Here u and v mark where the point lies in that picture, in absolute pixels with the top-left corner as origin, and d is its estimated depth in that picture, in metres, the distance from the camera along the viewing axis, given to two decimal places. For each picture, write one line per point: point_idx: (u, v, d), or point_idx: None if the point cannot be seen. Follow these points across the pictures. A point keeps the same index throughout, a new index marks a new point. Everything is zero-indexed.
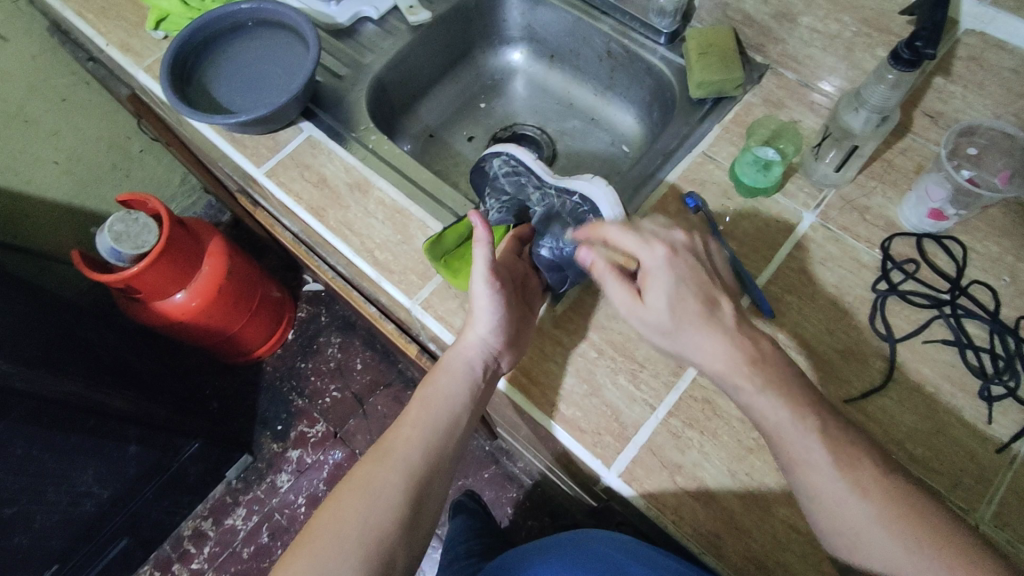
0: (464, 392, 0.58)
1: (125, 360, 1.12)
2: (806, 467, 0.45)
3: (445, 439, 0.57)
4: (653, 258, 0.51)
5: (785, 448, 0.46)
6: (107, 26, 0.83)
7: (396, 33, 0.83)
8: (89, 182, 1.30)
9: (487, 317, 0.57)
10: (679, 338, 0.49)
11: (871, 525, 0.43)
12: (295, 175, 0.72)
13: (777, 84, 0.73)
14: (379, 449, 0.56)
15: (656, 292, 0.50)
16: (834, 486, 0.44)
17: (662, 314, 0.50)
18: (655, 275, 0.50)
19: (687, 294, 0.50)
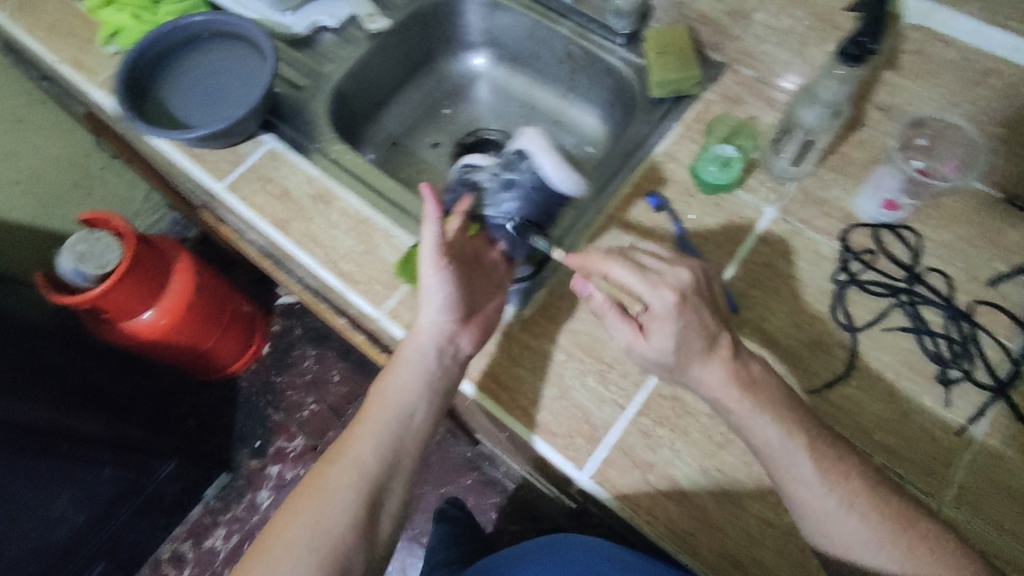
0: (419, 382, 0.57)
1: (99, 384, 1.08)
2: (787, 467, 0.49)
3: (402, 435, 0.56)
4: (660, 302, 0.51)
5: (768, 453, 0.50)
6: (58, 43, 0.81)
7: (354, 41, 0.82)
8: (50, 202, 1.26)
9: (437, 297, 0.57)
10: (682, 371, 0.52)
11: (844, 523, 0.47)
12: (257, 189, 0.71)
13: (735, 81, 0.73)
14: (335, 449, 0.55)
15: (661, 334, 0.51)
16: (813, 488, 0.48)
17: (666, 354, 0.52)
18: (663, 321, 0.51)
19: (692, 338, 0.51)
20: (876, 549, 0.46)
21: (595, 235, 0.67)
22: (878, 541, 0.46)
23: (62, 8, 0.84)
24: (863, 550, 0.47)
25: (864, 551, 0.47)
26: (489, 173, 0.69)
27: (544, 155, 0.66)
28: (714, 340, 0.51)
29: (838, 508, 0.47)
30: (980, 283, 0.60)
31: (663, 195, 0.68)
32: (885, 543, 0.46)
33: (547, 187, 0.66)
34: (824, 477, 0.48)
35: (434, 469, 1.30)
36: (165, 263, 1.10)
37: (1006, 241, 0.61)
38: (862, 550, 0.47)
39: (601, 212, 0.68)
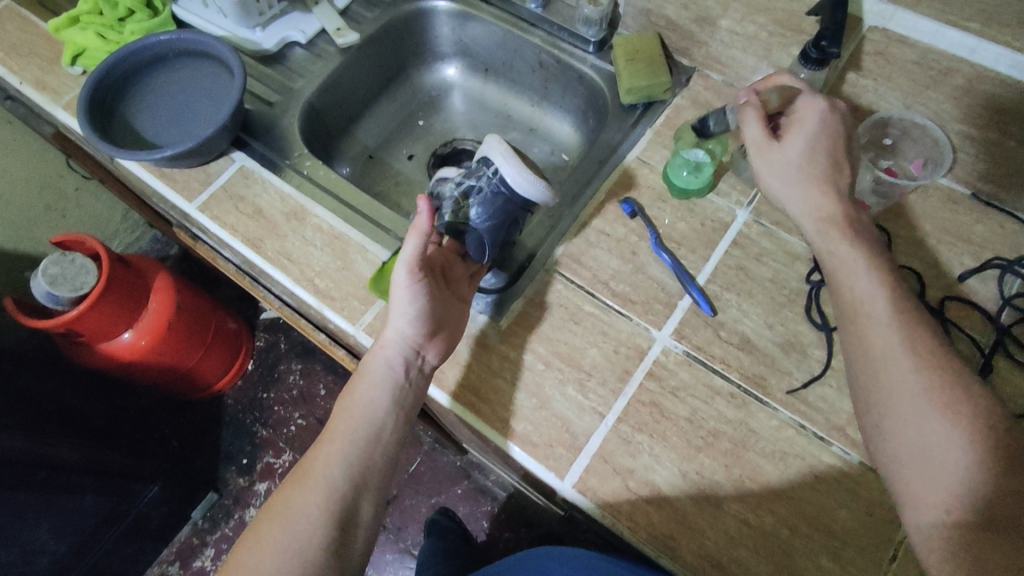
0: (386, 396, 0.56)
1: (74, 407, 1.07)
2: (864, 315, 0.50)
3: (369, 452, 0.55)
4: (807, 112, 0.57)
5: (854, 301, 0.51)
6: (20, 64, 0.80)
7: (325, 56, 0.82)
8: (22, 224, 1.24)
9: (407, 309, 0.57)
10: (790, 182, 0.56)
11: (905, 373, 0.46)
12: (229, 207, 0.71)
13: (705, 85, 0.73)
14: (299, 473, 0.54)
15: (796, 138, 0.56)
16: (887, 331, 0.48)
17: (793, 159, 0.56)
18: (803, 124, 0.56)
19: (821, 155, 0.55)
20: (923, 408, 0.45)
21: (571, 244, 0.66)
22: (924, 391, 0.45)
23: (24, 29, 0.83)
24: (902, 393, 0.46)
25: (906, 399, 0.46)
26: (452, 183, 0.66)
27: (507, 160, 0.62)
28: (842, 167, 0.56)
29: (901, 354, 0.47)
30: (950, 279, 0.61)
31: (636, 201, 0.68)
32: (936, 404, 0.45)
33: (511, 193, 0.63)
34: (900, 333, 0.48)
35: (424, 479, 1.30)
36: (143, 283, 1.09)
37: (974, 237, 0.62)
38: (907, 400, 0.46)
39: (576, 221, 0.67)
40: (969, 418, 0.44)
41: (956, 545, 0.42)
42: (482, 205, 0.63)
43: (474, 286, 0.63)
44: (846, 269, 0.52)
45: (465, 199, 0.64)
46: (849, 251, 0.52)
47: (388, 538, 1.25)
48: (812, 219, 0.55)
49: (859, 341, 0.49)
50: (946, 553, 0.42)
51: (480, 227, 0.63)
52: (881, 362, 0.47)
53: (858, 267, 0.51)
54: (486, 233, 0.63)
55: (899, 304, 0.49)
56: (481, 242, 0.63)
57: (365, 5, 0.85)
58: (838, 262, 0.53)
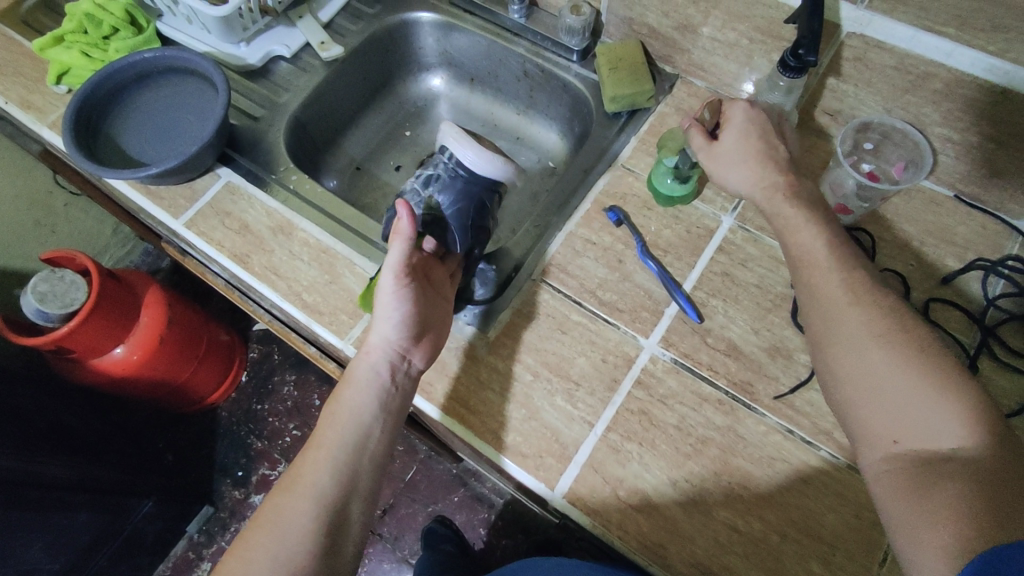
0: (373, 401, 0.56)
1: (65, 424, 1.06)
2: (813, 271, 0.51)
3: (358, 458, 0.55)
4: (736, 110, 0.60)
5: (803, 257, 0.52)
6: (4, 84, 0.80)
7: (310, 69, 0.82)
8: (12, 241, 1.24)
9: (393, 316, 0.57)
10: (733, 168, 0.58)
11: (848, 317, 0.47)
12: (215, 223, 0.70)
13: (688, 92, 0.75)
14: (286, 481, 0.53)
15: (729, 132, 0.59)
16: (834, 283, 0.49)
17: (732, 146, 0.58)
18: (732, 120, 0.60)
19: (756, 140, 0.58)
20: (866, 349, 0.46)
21: (558, 253, 0.67)
22: (868, 330, 0.46)
23: (9, 48, 0.83)
24: (842, 325, 0.47)
25: (850, 339, 0.47)
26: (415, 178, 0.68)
27: (459, 143, 0.66)
28: (777, 145, 0.58)
29: (845, 301, 0.48)
30: (934, 280, 0.61)
31: (621, 209, 0.68)
32: (880, 342, 0.45)
33: (473, 175, 0.66)
34: (841, 280, 0.49)
35: (421, 487, 1.29)
36: (133, 298, 1.08)
37: (956, 238, 0.63)
38: (852, 338, 0.46)
39: (562, 231, 0.68)
40: (918, 353, 0.44)
41: (905, 475, 0.42)
42: (444, 190, 0.66)
43: (454, 285, 0.64)
44: (786, 222, 0.54)
45: (427, 189, 0.67)
46: (797, 213, 0.54)
47: (384, 548, 1.25)
48: (755, 191, 0.57)
49: (809, 295, 0.50)
50: (894, 485, 0.42)
51: (447, 213, 0.66)
52: (825, 300, 0.49)
53: (804, 225, 0.53)
54: (454, 216, 0.65)
55: (846, 259, 0.50)
56: (450, 229, 0.66)
57: (349, 18, 0.85)
58: (783, 217, 0.54)
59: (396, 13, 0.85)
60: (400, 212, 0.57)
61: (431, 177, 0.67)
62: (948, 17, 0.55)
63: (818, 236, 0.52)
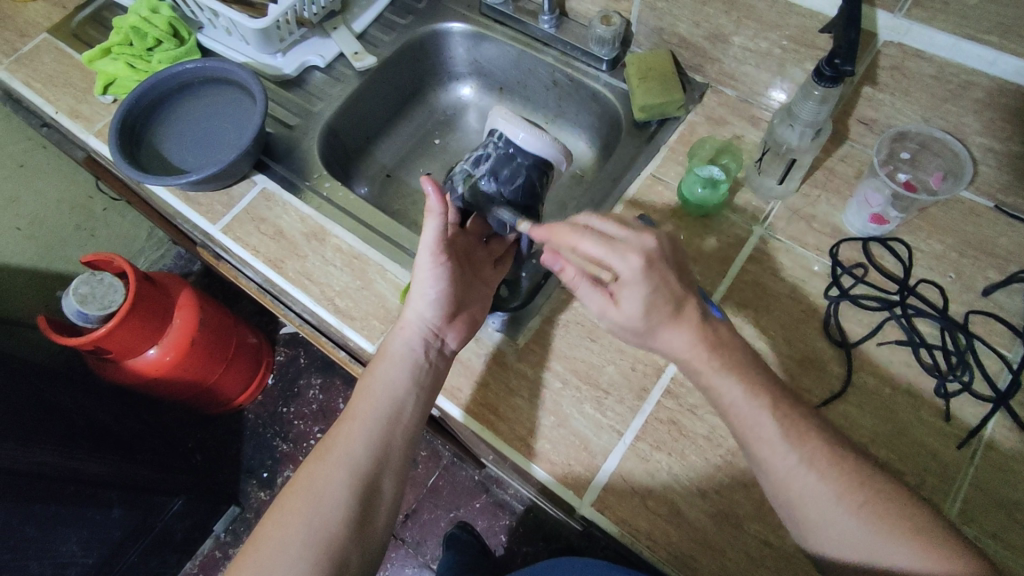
0: (407, 376, 0.57)
1: (102, 423, 1.09)
2: (761, 445, 0.48)
3: (390, 431, 0.56)
4: (628, 268, 0.49)
5: (743, 425, 0.49)
6: (56, 94, 0.83)
7: (344, 79, 0.84)
8: (54, 244, 1.28)
9: (429, 292, 0.59)
10: (652, 336, 0.51)
11: (814, 489, 0.46)
12: (250, 229, 0.72)
13: (718, 102, 0.74)
14: (322, 449, 0.55)
15: (630, 299, 0.49)
16: (784, 462, 0.47)
17: (632, 318, 0.50)
18: (630, 285, 0.49)
19: (659, 301, 0.49)
20: (840, 515, 0.45)
21: None
22: (836, 496, 0.46)
23: (60, 60, 0.86)
24: (806, 491, 0.46)
25: (818, 509, 0.46)
26: (463, 164, 0.67)
27: (512, 125, 0.64)
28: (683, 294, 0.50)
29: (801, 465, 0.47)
30: (973, 293, 0.60)
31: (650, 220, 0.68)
32: (852, 509, 0.45)
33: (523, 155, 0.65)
34: (801, 453, 0.47)
35: (443, 493, 1.30)
36: (168, 300, 1.11)
37: (997, 249, 0.62)
38: (817, 505, 0.46)
39: None
40: (885, 510, 0.45)
41: None
42: (495, 171, 0.65)
43: (496, 270, 0.67)
44: (722, 387, 0.50)
45: (475, 171, 0.66)
46: (730, 382, 0.49)
47: (406, 553, 1.25)
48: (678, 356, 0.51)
49: (761, 464, 0.48)
50: None
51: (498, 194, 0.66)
52: (781, 469, 0.47)
53: (732, 387, 0.49)
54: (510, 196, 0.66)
55: (791, 423, 0.48)
56: (500, 210, 0.66)
57: (382, 29, 0.87)
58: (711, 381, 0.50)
59: (429, 24, 0.87)
60: (428, 189, 0.56)
61: (484, 158, 0.66)
62: (990, 25, 0.53)
63: (761, 407, 0.49)
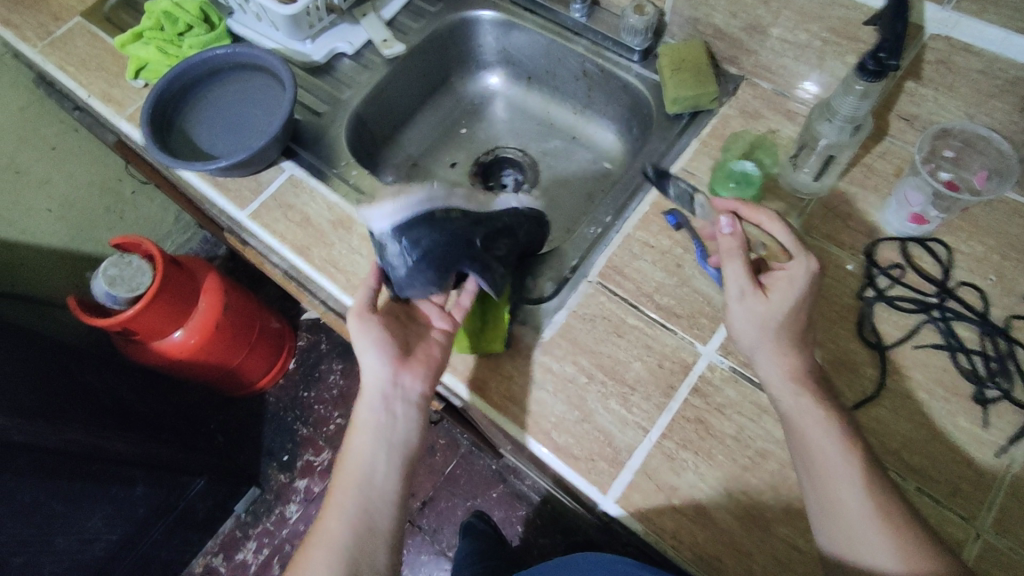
0: (370, 442, 0.57)
1: (123, 401, 1.11)
2: (834, 482, 0.48)
3: (367, 496, 0.56)
4: (801, 268, 0.54)
5: (804, 439, 0.51)
6: (89, 78, 0.84)
7: (372, 66, 0.83)
8: (84, 226, 1.31)
9: (374, 357, 0.58)
10: (759, 342, 0.54)
11: (863, 511, 0.47)
12: (278, 216, 0.73)
13: (753, 95, 0.73)
14: (313, 531, 0.56)
15: (780, 297, 0.54)
16: (856, 506, 0.48)
17: (779, 314, 0.53)
18: (791, 283, 0.54)
19: (800, 315, 0.54)
20: (873, 527, 0.47)
21: (615, 257, 0.66)
22: (882, 522, 0.47)
23: (93, 43, 0.87)
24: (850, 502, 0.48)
25: (859, 520, 0.47)
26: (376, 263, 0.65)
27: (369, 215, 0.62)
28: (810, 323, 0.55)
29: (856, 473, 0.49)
30: (1015, 297, 0.59)
31: (682, 211, 0.67)
32: (902, 558, 0.46)
33: (396, 227, 0.60)
34: None
35: (461, 482, 1.31)
36: (193, 283, 1.13)
37: None
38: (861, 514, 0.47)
39: (620, 233, 0.67)
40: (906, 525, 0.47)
41: None
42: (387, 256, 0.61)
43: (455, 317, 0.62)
44: (799, 411, 0.52)
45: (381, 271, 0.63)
46: (812, 410, 0.51)
47: (423, 540, 1.26)
48: (780, 374, 0.53)
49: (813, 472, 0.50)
50: None
51: (406, 268, 0.60)
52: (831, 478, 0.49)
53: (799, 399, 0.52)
54: (411, 273, 0.60)
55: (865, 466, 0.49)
56: (418, 279, 0.60)
57: (411, 16, 0.87)
58: (796, 410, 0.52)
59: (458, 11, 0.86)
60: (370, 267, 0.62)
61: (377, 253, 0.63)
62: None
63: None
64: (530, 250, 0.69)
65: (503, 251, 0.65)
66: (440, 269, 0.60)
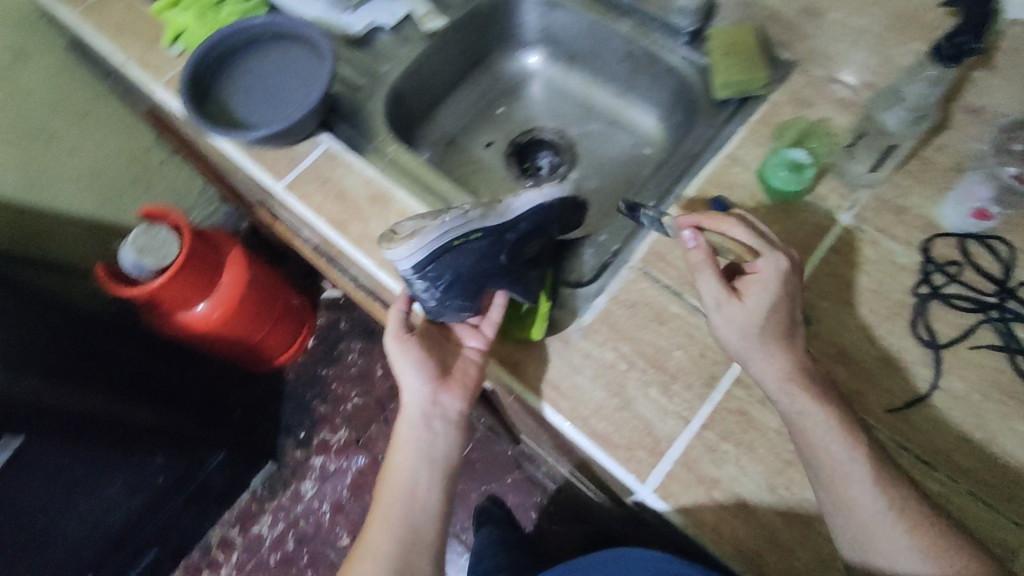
0: (413, 457, 0.60)
1: (151, 369, 1.11)
2: (845, 483, 0.48)
3: (411, 507, 0.59)
4: (769, 267, 0.53)
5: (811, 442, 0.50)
6: (126, 43, 0.83)
7: (412, 40, 0.82)
8: (112, 195, 1.31)
9: (413, 377, 0.61)
10: (750, 344, 0.52)
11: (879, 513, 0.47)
12: (314, 188, 0.71)
13: (804, 82, 0.69)
14: (361, 543, 0.60)
15: (757, 299, 0.52)
16: (872, 505, 0.47)
17: (759, 320, 0.52)
18: (766, 284, 0.53)
19: (780, 314, 0.52)
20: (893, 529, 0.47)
21: (658, 243, 0.64)
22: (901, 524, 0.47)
23: (131, 8, 0.86)
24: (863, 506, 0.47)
25: (876, 522, 0.47)
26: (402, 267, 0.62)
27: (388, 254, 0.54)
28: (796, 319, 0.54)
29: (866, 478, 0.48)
30: None
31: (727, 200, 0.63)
32: (922, 553, 0.46)
33: (421, 268, 0.54)
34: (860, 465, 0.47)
35: (478, 466, 1.30)
36: (218, 257, 1.13)
37: None
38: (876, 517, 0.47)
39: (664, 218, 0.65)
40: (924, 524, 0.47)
41: None
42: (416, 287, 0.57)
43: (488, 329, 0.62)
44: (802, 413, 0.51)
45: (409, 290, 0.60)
46: (817, 411, 0.50)
47: None
48: (773, 378, 0.52)
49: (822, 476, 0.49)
50: None
51: (439, 298, 0.58)
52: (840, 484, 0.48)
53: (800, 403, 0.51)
54: (442, 304, 0.58)
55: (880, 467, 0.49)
56: (452, 304, 0.59)
57: None
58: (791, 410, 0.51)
59: None
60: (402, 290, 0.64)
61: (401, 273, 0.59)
62: None
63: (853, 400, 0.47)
64: (564, 226, 0.63)
65: (531, 252, 0.60)
66: (471, 293, 0.58)
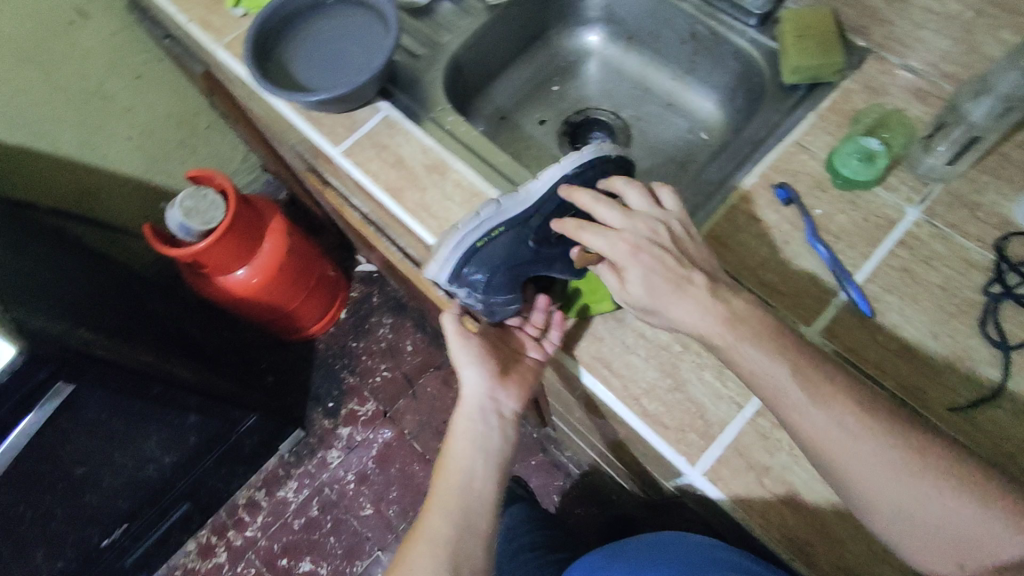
0: (471, 446, 0.63)
1: (185, 332, 1.11)
2: (834, 448, 0.47)
3: (468, 494, 0.60)
4: (619, 255, 0.54)
5: (791, 406, 0.48)
6: (188, 3, 0.84)
7: (473, 12, 0.81)
8: (158, 157, 1.33)
9: (473, 372, 0.65)
10: (666, 315, 0.53)
11: (878, 474, 0.46)
12: (372, 155, 0.72)
13: (880, 69, 0.68)
14: (414, 533, 0.60)
15: (633, 281, 0.53)
16: (862, 465, 0.46)
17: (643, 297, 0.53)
18: (626, 267, 0.53)
19: (657, 274, 0.53)
20: (900, 490, 0.45)
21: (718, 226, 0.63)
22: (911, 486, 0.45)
23: None
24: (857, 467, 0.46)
25: (880, 484, 0.46)
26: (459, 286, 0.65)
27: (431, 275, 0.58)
28: (687, 273, 0.53)
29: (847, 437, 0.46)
30: None
31: (792, 187, 0.63)
32: (934, 511, 0.45)
33: (459, 274, 0.56)
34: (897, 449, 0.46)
35: None
36: (261, 223, 1.14)
37: None
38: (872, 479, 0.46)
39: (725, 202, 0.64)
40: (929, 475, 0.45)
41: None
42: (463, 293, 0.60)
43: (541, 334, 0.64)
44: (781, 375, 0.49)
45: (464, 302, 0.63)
46: (811, 376, 0.48)
47: None
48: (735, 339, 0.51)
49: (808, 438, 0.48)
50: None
51: (488, 296, 0.59)
52: (827, 446, 0.47)
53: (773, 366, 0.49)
54: (490, 302, 0.60)
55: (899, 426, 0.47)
56: (501, 300, 0.60)
57: None
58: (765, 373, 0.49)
59: None
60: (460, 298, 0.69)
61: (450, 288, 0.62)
62: None
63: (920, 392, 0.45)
64: None
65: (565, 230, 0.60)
66: (513, 282, 0.59)
